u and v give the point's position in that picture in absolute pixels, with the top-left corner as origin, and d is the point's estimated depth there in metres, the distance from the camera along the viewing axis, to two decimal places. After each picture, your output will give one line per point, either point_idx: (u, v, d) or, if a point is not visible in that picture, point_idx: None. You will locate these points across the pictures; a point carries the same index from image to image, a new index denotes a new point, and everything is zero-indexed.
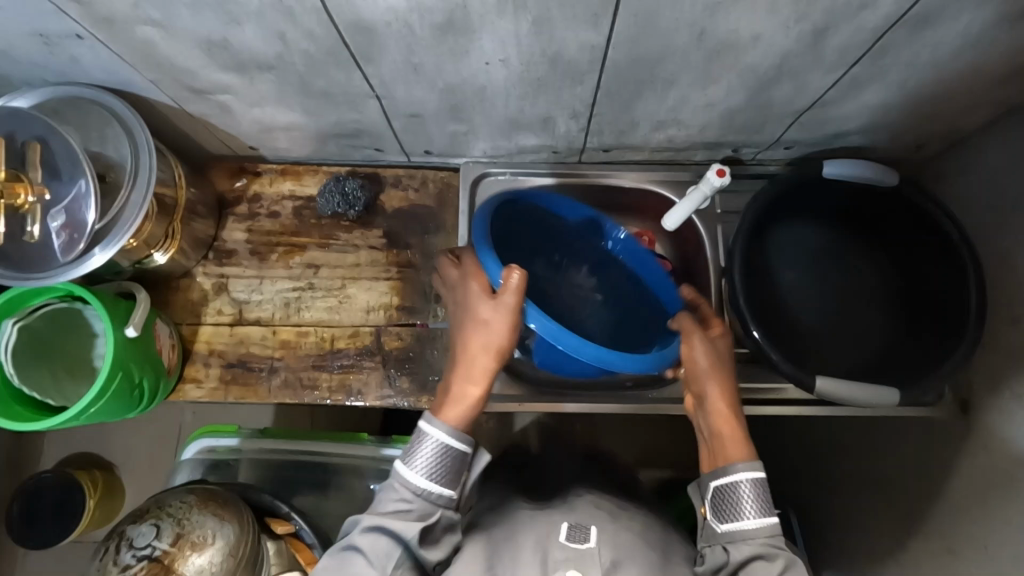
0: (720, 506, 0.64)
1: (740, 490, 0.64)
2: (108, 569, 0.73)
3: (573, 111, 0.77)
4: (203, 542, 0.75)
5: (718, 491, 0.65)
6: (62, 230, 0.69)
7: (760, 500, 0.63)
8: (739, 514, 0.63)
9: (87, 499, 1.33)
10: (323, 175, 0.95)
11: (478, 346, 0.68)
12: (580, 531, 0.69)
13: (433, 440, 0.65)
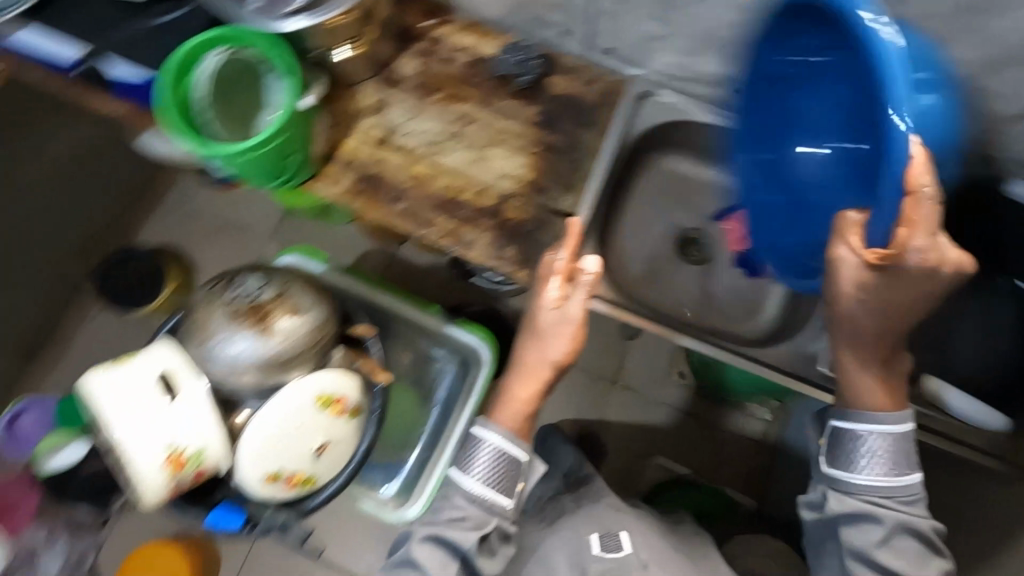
0: (834, 453, 0.68)
1: (866, 447, 0.66)
2: (213, 298, 0.80)
3: None
4: (298, 310, 0.81)
5: (837, 433, 0.68)
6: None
7: (883, 459, 0.65)
8: (852, 466, 0.66)
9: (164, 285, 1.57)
10: (503, 41, 0.98)
11: (541, 359, 0.78)
12: (611, 539, 0.93)
13: (490, 445, 0.76)
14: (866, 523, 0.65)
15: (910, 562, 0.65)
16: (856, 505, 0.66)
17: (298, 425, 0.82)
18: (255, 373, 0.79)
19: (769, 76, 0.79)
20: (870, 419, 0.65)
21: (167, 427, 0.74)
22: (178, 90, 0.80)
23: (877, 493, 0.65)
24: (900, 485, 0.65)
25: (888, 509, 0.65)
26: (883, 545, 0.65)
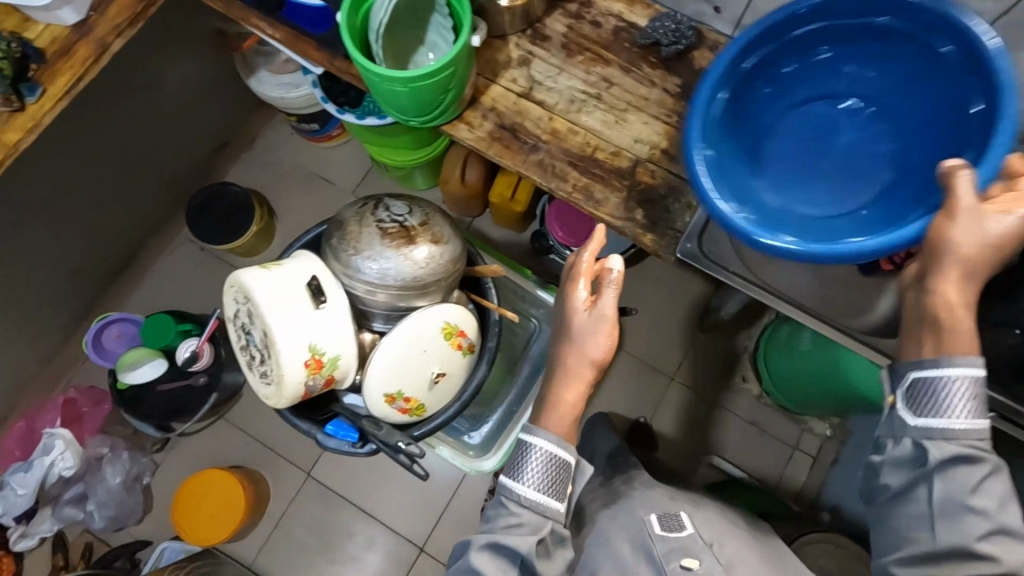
0: (916, 404, 0.67)
1: (954, 391, 0.64)
2: (364, 216, 0.82)
3: None
4: (441, 239, 0.83)
5: (918, 382, 0.67)
6: None
7: (970, 402, 0.64)
8: (946, 412, 0.65)
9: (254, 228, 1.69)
10: (652, 12, 1.00)
11: (584, 354, 0.76)
12: (672, 520, 0.85)
13: (540, 450, 0.75)
14: (949, 466, 0.64)
15: (997, 509, 0.63)
16: (942, 450, 0.64)
17: (424, 350, 0.85)
18: (395, 292, 0.81)
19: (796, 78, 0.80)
20: (957, 363, 0.64)
21: (313, 330, 0.76)
22: (356, 15, 0.83)
23: (962, 437, 0.64)
24: (978, 428, 0.65)
25: (970, 449, 0.64)
26: (974, 490, 0.63)
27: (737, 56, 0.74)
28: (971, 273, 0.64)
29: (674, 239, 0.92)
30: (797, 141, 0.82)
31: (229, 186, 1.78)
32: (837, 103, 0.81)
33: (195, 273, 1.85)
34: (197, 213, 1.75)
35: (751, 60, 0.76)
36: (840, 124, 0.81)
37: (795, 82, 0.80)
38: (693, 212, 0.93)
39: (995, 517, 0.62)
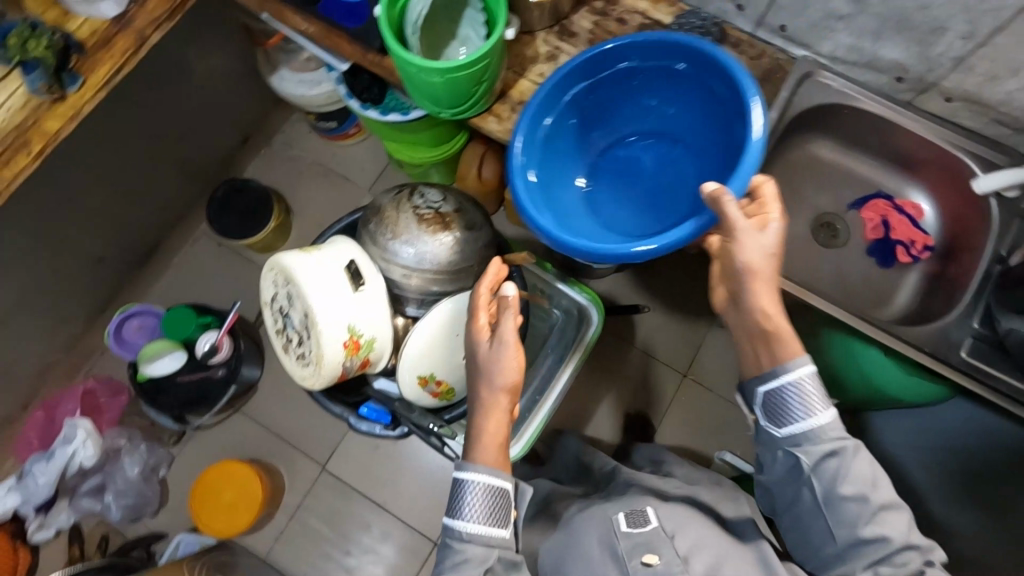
0: (774, 414, 0.73)
1: (791, 400, 0.71)
2: (400, 203, 0.84)
3: (974, 28, 0.80)
4: (474, 225, 0.85)
5: (767, 395, 0.73)
6: None
7: (812, 395, 0.71)
8: (793, 417, 0.71)
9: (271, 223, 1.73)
10: (676, 10, 1.02)
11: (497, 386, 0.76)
12: (638, 514, 0.83)
13: (473, 485, 0.73)
14: (816, 467, 0.71)
15: (878, 493, 0.69)
16: (807, 457, 0.71)
17: (457, 334, 0.86)
18: (431, 275, 0.84)
19: (622, 102, 0.97)
20: (790, 367, 0.71)
21: (351, 312, 0.79)
22: (392, 6, 0.86)
23: (822, 437, 0.70)
24: (831, 421, 0.70)
25: (838, 444, 0.70)
26: (845, 480, 0.69)
27: (567, 81, 0.90)
28: (765, 281, 0.74)
29: None
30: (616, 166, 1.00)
31: (248, 181, 1.81)
32: (634, 135, 1.00)
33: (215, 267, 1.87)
34: (218, 208, 1.77)
35: (578, 88, 0.91)
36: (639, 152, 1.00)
37: (610, 111, 0.98)
38: None
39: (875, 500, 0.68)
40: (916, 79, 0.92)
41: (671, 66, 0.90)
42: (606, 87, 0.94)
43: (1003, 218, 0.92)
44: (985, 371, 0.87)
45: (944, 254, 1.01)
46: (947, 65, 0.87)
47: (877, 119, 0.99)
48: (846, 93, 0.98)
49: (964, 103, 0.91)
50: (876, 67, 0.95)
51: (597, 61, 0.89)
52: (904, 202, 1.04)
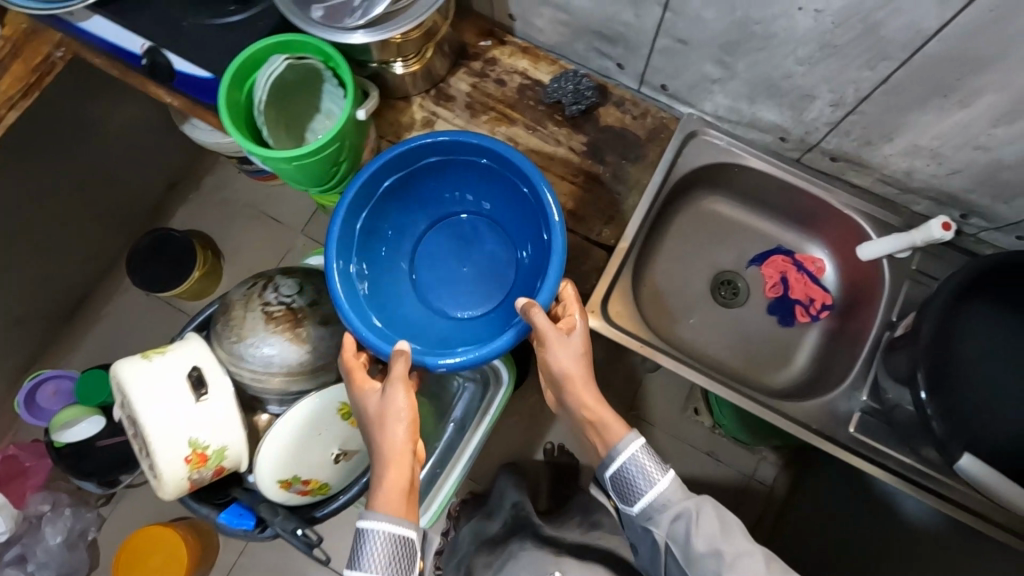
0: (626, 496, 0.73)
1: (627, 471, 0.72)
2: (251, 301, 0.79)
3: (839, 97, 0.76)
4: (332, 318, 0.82)
5: (614, 478, 0.73)
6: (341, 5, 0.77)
7: (649, 464, 0.72)
8: (638, 491, 0.71)
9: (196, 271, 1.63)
10: (557, 68, 0.98)
11: (393, 427, 0.70)
12: None
13: (376, 535, 0.65)
14: (671, 535, 0.70)
15: (740, 552, 0.66)
16: (660, 526, 0.70)
17: (319, 433, 0.83)
18: (282, 377, 0.79)
19: (437, 176, 0.92)
20: (621, 446, 0.72)
21: (194, 424, 0.74)
22: (236, 91, 0.81)
23: (666, 502, 0.71)
24: (671, 485, 0.71)
25: (685, 508, 0.70)
26: (698, 539, 0.67)
27: (381, 172, 0.85)
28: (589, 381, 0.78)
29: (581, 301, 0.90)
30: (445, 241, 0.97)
31: (172, 231, 1.69)
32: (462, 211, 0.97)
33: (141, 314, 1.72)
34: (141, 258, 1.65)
35: (392, 180, 0.88)
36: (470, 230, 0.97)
37: (426, 186, 0.93)
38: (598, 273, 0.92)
39: (736, 556, 0.65)
40: (798, 140, 0.88)
41: (475, 161, 0.88)
42: (417, 178, 0.90)
43: (893, 278, 0.89)
44: (870, 446, 0.84)
45: (842, 311, 0.98)
46: (823, 129, 0.83)
47: (765, 177, 0.95)
48: (731, 152, 0.94)
49: (847, 163, 0.88)
50: (758, 127, 0.90)
51: (405, 155, 0.85)
52: (805, 256, 1.01)
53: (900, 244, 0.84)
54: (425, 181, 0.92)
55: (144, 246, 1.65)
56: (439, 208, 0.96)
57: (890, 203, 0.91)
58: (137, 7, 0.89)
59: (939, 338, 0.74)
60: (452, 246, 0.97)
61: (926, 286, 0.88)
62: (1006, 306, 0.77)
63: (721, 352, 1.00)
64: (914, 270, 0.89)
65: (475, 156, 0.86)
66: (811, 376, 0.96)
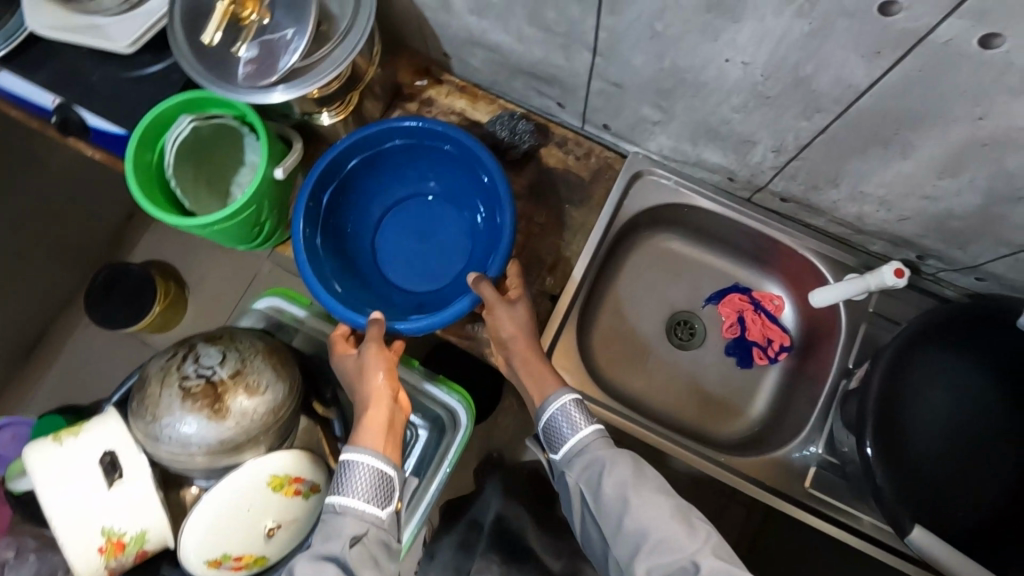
0: (553, 443, 0.73)
1: (556, 420, 0.73)
2: (169, 373, 0.76)
3: (780, 143, 0.72)
4: (255, 388, 0.77)
5: (546, 427, 0.74)
6: (252, 61, 0.71)
7: (577, 417, 0.72)
8: (563, 438, 0.72)
9: (154, 305, 1.42)
10: (497, 107, 0.95)
11: (373, 383, 0.75)
12: None
13: (365, 466, 0.69)
14: (586, 484, 0.69)
15: (646, 502, 0.65)
16: (578, 475, 0.70)
17: (248, 509, 0.78)
18: (202, 456, 0.75)
19: (398, 159, 0.94)
20: (552, 398, 0.73)
21: (110, 510, 0.71)
22: (147, 151, 0.78)
23: (588, 452, 0.70)
24: (595, 436, 0.71)
25: (602, 458, 0.69)
26: (608, 479, 0.67)
27: (343, 154, 0.88)
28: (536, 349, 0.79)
29: None
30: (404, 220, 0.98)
31: (129, 265, 1.45)
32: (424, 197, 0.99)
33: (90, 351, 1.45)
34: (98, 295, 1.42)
35: (356, 160, 0.90)
36: (434, 211, 0.99)
37: (388, 169, 0.95)
38: (542, 324, 0.88)
39: (639, 506, 0.65)
40: (745, 181, 0.85)
41: (439, 147, 0.91)
42: (385, 159, 0.93)
43: (849, 322, 0.86)
44: (828, 503, 0.80)
45: (801, 352, 0.94)
46: (769, 173, 0.79)
47: (716, 216, 0.91)
48: (679, 192, 0.91)
49: (797, 204, 0.84)
50: (705, 167, 0.86)
51: (371, 139, 0.89)
52: (763, 295, 0.96)
53: (855, 289, 0.80)
54: (385, 163, 0.94)
55: (96, 278, 1.42)
56: (401, 190, 0.98)
57: (842, 243, 0.88)
58: (43, 57, 0.82)
59: (895, 388, 0.70)
60: (409, 229, 0.98)
61: (882, 329, 0.85)
62: (966, 355, 0.71)
63: (678, 398, 0.95)
64: (871, 312, 0.85)
65: (438, 141, 0.89)
66: (769, 422, 0.93)
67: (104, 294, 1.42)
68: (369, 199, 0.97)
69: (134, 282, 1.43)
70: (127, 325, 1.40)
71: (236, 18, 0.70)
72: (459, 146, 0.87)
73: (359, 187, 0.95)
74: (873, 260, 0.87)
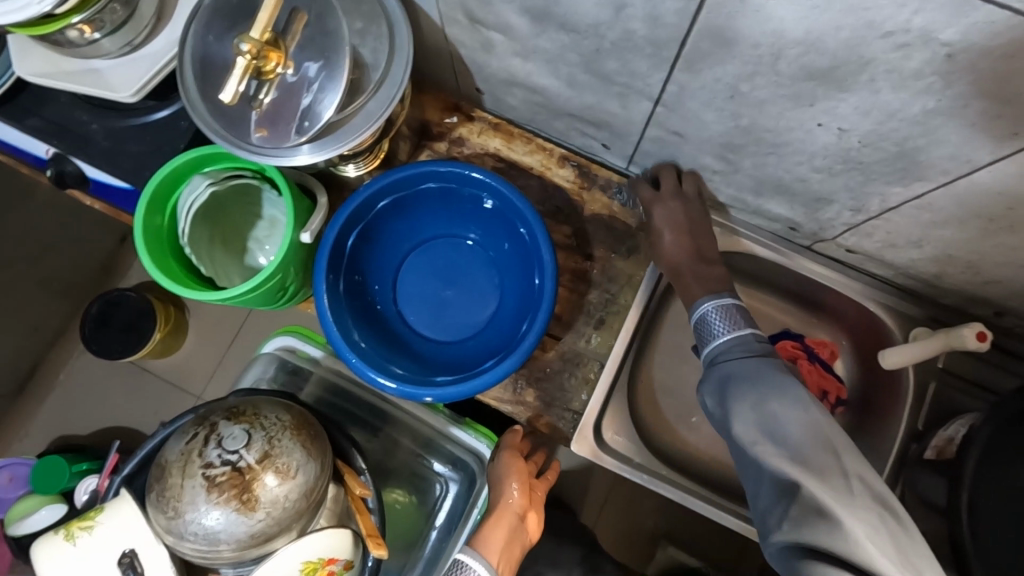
0: (699, 335, 0.71)
1: (710, 317, 0.69)
2: (191, 459, 0.69)
3: (862, 204, 0.65)
4: (286, 472, 0.70)
5: (697, 320, 0.71)
6: (273, 118, 0.64)
7: (728, 318, 0.68)
8: (711, 335, 0.68)
9: (155, 332, 1.28)
10: (535, 146, 0.87)
11: (512, 488, 0.74)
12: None
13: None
14: (729, 378, 0.62)
15: (789, 400, 0.56)
16: (725, 368, 0.64)
17: None
18: (230, 550, 0.69)
19: (429, 200, 0.79)
20: (705, 296, 0.71)
21: None
22: (156, 214, 0.70)
23: (735, 354, 0.64)
24: (744, 341, 0.65)
25: (747, 362, 0.62)
26: (737, 376, 0.61)
27: (367, 201, 0.74)
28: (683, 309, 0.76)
29: (572, 422, 0.80)
30: (429, 264, 0.82)
31: (124, 291, 1.29)
32: (456, 242, 0.82)
33: (95, 391, 1.35)
34: (97, 326, 1.28)
35: (385, 203, 0.76)
36: (466, 259, 0.82)
37: (417, 211, 0.80)
38: (589, 385, 0.81)
39: (773, 398, 0.56)
40: (809, 231, 0.78)
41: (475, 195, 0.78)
42: (418, 202, 0.79)
43: (918, 380, 0.80)
44: None
45: (860, 404, 0.88)
46: (840, 229, 0.73)
47: (772, 264, 0.85)
48: (732, 239, 0.84)
49: (865, 257, 0.78)
50: (764, 215, 0.80)
51: (402, 178, 0.74)
52: (819, 341, 0.90)
53: (930, 351, 0.75)
54: (416, 204, 0.79)
55: (89, 310, 1.29)
56: (431, 233, 0.82)
57: (909, 293, 0.82)
58: (33, 107, 0.74)
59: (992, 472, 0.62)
60: (435, 279, 0.82)
61: (954, 389, 0.79)
62: None
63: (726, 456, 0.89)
64: (941, 368, 0.80)
65: (476, 189, 0.76)
66: None
67: (99, 327, 1.28)
68: (389, 243, 0.81)
69: (129, 310, 1.29)
70: (130, 356, 1.27)
71: (257, 70, 0.61)
72: (503, 193, 0.74)
73: (383, 230, 0.79)
74: (941, 313, 0.81)
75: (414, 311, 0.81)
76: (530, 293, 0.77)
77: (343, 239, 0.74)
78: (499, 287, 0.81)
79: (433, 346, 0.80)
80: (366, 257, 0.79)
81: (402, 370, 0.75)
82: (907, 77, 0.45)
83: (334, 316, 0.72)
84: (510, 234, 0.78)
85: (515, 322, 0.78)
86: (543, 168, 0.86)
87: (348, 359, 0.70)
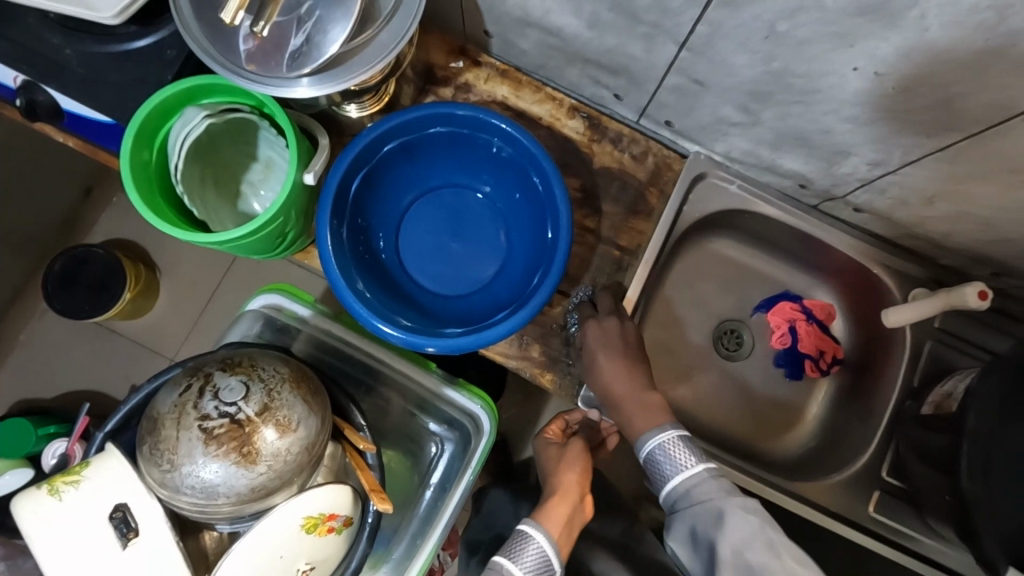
0: (652, 474, 0.65)
1: (655, 458, 0.64)
2: (185, 411, 0.66)
3: (882, 158, 0.65)
4: (287, 425, 0.67)
5: (646, 458, 0.65)
6: (273, 44, 0.59)
7: (685, 450, 0.64)
8: (666, 476, 0.63)
9: (127, 291, 1.21)
10: (544, 95, 0.84)
11: (571, 473, 0.71)
12: None
13: (536, 547, 0.62)
14: (695, 526, 0.59)
15: (767, 552, 0.54)
16: (688, 515, 0.60)
17: (281, 557, 0.68)
18: (229, 504, 0.66)
19: (438, 146, 0.75)
20: (650, 433, 0.65)
21: None
22: (144, 148, 0.65)
23: (697, 499, 0.60)
24: (701, 483, 0.61)
25: (714, 511, 0.58)
26: (718, 528, 0.57)
27: (372, 143, 0.70)
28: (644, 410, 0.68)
29: (578, 377, 0.79)
30: (434, 213, 0.79)
31: (91, 248, 1.21)
32: (462, 192, 0.79)
33: (60, 352, 1.28)
34: (61, 286, 1.20)
35: (391, 149, 0.73)
36: (472, 210, 0.79)
37: (425, 156, 0.76)
38: None
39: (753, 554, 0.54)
40: (820, 189, 0.78)
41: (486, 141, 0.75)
42: (425, 147, 0.75)
43: (914, 339, 0.82)
44: (884, 523, 0.79)
45: (853, 364, 0.90)
46: (854, 184, 0.73)
47: (778, 223, 0.85)
48: (740, 196, 0.84)
49: (872, 215, 0.78)
50: (776, 172, 0.80)
51: (410, 121, 0.71)
52: (817, 301, 0.91)
53: (930, 309, 0.77)
54: (424, 148, 0.75)
55: (53, 267, 1.21)
56: (437, 182, 0.79)
57: (908, 253, 0.84)
58: None
59: None
60: (439, 230, 0.79)
61: (949, 347, 0.81)
62: None
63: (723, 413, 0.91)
64: (936, 328, 0.82)
65: (488, 134, 0.73)
66: (822, 441, 0.89)
67: (65, 284, 1.20)
68: (393, 191, 0.77)
69: (97, 266, 1.21)
70: (98, 317, 1.20)
71: None
72: (517, 139, 0.71)
73: (388, 174, 0.75)
74: (937, 273, 0.83)
75: (416, 262, 0.78)
76: (541, 246, 0.75)
77: (347, 183, 0.70)
78: (507, 242, 0.79)
79: (437, 299, 0.77)
80: (368, 203, 0.75)
81: (408, 321, 0.72)
82: (961, 14, 0.44)
83: (338, 263, 0.68)
84: (521, 184, 0.76)
85: (524, 277, 0.76)
86: (554, 118, 0.83)
87: (352, 307, 0.67)
